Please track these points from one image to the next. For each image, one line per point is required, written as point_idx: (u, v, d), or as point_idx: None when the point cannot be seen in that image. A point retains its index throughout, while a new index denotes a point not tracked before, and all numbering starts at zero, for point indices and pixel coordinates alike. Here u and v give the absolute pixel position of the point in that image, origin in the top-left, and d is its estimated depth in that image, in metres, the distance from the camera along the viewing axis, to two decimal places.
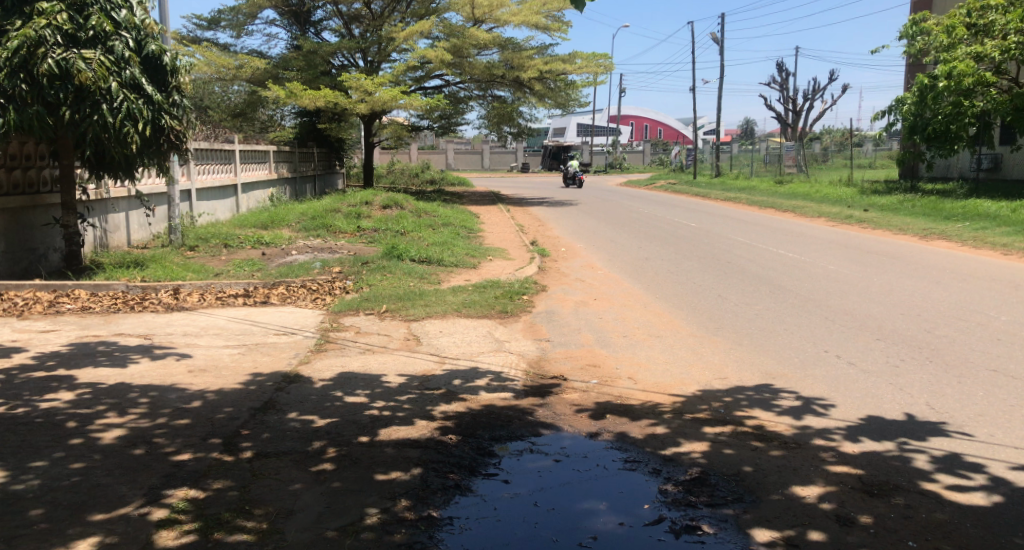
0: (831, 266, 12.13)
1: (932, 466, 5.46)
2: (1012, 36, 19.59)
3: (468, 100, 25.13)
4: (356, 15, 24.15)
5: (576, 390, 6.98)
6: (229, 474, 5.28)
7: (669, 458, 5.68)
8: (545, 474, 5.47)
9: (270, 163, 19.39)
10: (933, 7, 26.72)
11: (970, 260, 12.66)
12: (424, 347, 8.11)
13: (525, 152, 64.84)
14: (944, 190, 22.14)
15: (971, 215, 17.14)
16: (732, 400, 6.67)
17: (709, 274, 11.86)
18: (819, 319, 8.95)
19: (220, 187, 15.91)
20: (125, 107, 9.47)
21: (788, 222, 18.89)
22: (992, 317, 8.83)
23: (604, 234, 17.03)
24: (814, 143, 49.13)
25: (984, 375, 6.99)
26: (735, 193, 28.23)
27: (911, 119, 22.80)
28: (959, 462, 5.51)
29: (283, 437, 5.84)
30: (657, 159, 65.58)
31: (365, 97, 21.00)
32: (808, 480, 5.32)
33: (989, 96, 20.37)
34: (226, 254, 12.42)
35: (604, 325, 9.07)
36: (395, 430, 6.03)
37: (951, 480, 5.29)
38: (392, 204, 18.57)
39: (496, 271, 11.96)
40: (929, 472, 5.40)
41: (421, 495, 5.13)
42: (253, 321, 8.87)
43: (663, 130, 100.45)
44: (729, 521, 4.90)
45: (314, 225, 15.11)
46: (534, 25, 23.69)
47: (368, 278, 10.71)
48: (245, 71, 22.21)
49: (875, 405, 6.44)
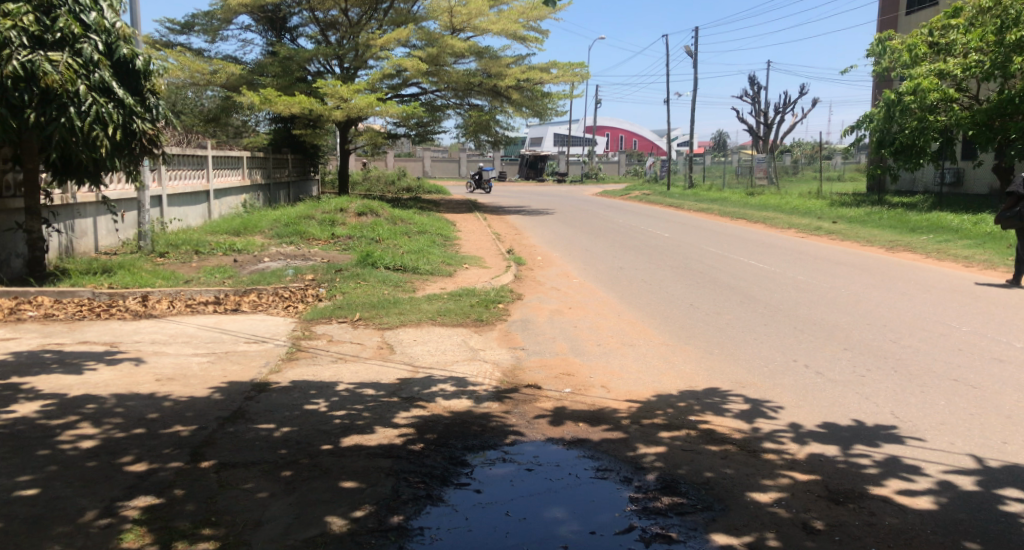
0: (801, 277, 12.23)
1: (880, 470, 5.52)
2: (973, 53, 19.71)
3: (445, 108, 24.96)
4: (333, 22, 23.92)
5: (548, 399, 6.96)
6: (194, 484, 5.21)
7: (638, 466, 5.66)
8: (517, 483, 5.43)
9: (243, 168, 19.19)
10: (898, 26, 27.18)
11: (930, 270, 12.88)
12: (397, 355, 8.08)
13: (502, 159, 64.75)
14: (909, 203, 22.40)
15: (935, 228, 17.33)
16: (686, 405, 6.74)
17: (683, 283, 11.90)
18: (788, 329, 8.98)
19: (192, 193, 15.75)
20: (94, 111, 9.35)
21: (741, 229, 19.79)
22: (953, 327, 8.94)
23: (580, 243, 17.02)
24: (784, 157, 49.63)
25: (944, 385, 7.04)
26: (708, 203, 28.33)
27: (878, 134, 22.99)
28: (898, 465, 5.59)
29: (249, 447, 5.76)
30: (631, 170, 65.74)
31: (341, 103, 20.85)
32: (772, 486, 5.33)
33: (952, 111, 20.59)
34: (196, 260, 12.30)
35: (580, 333, 9.08)
36: (361, 437, 6.00)
37: (899, 484, 5.34)
38: (367, 211, 18.38)
39: (473, 279, 11.94)
40: (878, 476, 5.45)
41: (391, 504, 5.08)
42: (223, 329, 8.76)
43: (638, 141, 101.25)
44: (699, 529, 4.89)
45: (288, 232, 14.97)
46: (511, 35, 23.78)
47: (341, 286, 10.62)
48: (220, 76, 22.03)
49: (837, 413, 6.49)
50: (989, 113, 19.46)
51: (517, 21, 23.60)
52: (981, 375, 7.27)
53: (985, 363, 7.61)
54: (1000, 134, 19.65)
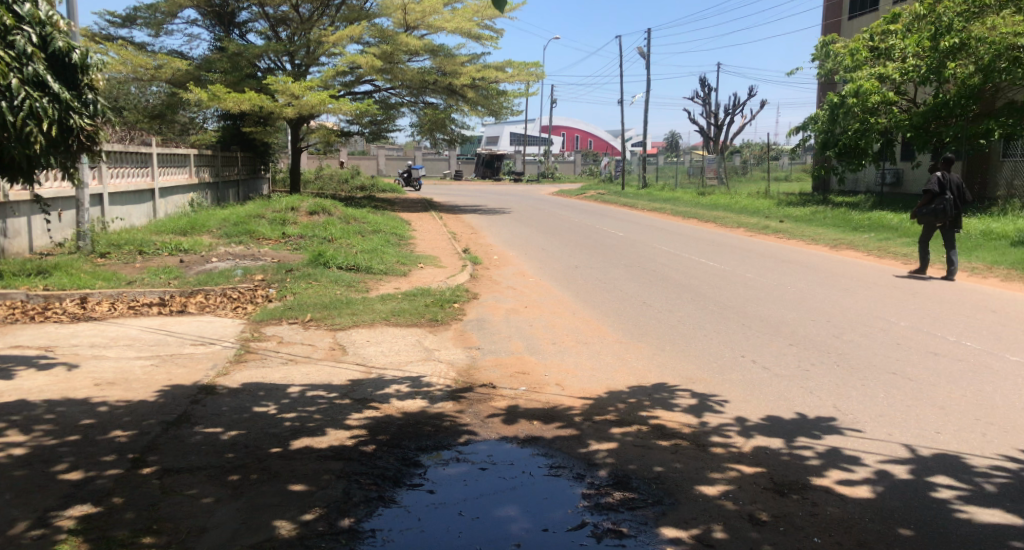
0: (750, 274, 12.34)
1: (821, 461, 5.56)
2: (909, 58, 20.25)
3: (400, 106, 24.75)
4: (283, 17, 23.54)
5: (502, 397, 6.89)
6: (136, 491, 5.05)
7: (591, 462, 5.62)
8: (471, 482, 5.36)
9: (190, 166, 18.82)
10: (842, 31, 27.66)
11: (872, 268, 13.08)
12: (350, 356, 7.94)
13: (457, 157, 64.58)
14: (851, 202, 22.85)
15: (876, 226, 17.64)
16: (637, 401, 6.73)
17: (636, 281, 11.93)
18: (736, 326, 9.03)
19: (135, 191, 15.40)
20: (29, 106, 8.99)
21: (694, 228, 19.95)
22: (892, 322, 9.07)
23: (535, 242, 16.98)
24: (735, 157, 50.28)
25: (883, 378, 7.13)
26: (661, 203, 28.53)
27: (824, 135, 23.37)
28: (839, 455, 5.63)
29: (193, 451, 5.60)
30: (586, 169, 66.03)
31: (293, 100, 20.55)
32: (720, 479, 5.33)
33: (891, 114, 21.01)
34: (139, 261, 12.01)
35: (535, 331, 9.03)
36: (312, 440, 5.87)
37: (839, 475, 5.38)
38: (319, 209, 18.14)
39: (428, 278, 11.83)
40: (819, 467, 5.49)
41: (341, 506, 4.97)
42: (168, 331, 8.54)
43: (593, 140, 101.78)
44: (649, 524, 4.86)
45: (236, 231, 14.70)
46: (466, 33, 23.67)
47: (292, 286, 10.44)
48: (164, 71, 21.61)
49: (781, 406, 6.52)
50: (924, 115, 19.85)
51: (471, 19, 23.52)
52: (917, 368, 7.38)
53: (921, 356, 7.73)
54: (935, 137, 20.07)
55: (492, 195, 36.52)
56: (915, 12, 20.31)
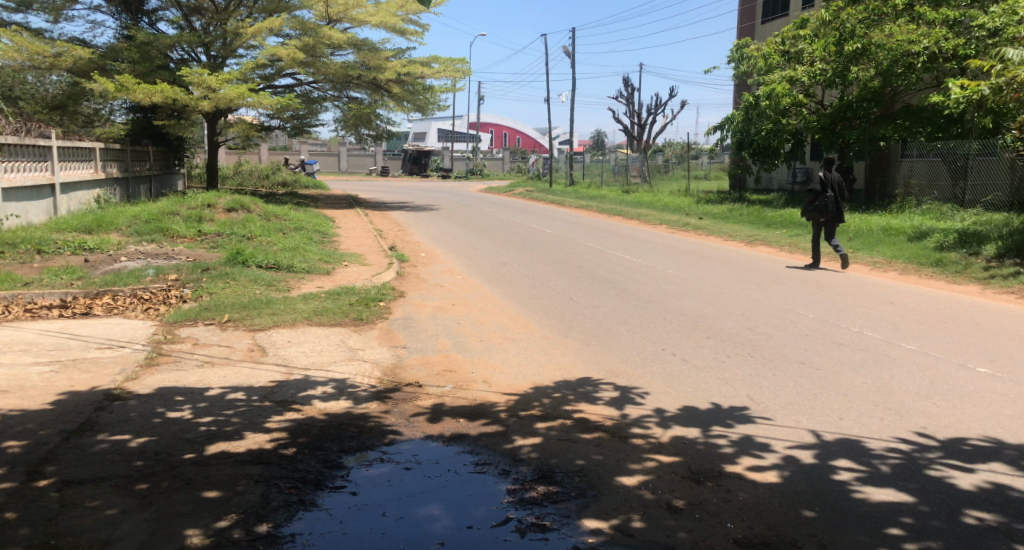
0: (671, 270, 12.42)
1: (733, 449, 5.55)
2: (818, 62, 20.47)
3: (322, 100, 24.25)
4: (197, 7, 22.72)
5: (429, 396, 6.73)
6: (33, 505, 4.73)
7: (516, 458, 5.51)
8: (395, 482, 5.18)
9: (96, 160, 18.06)
10: (755, 34, 28.22)
11: (786, 262, 13.33)
12: (270, 357, 7.67)
13: (383, 154, 63.87)
14: (766, 199, 23.36)
15: (788, 222, 18.00)
16: (562, 395, 6.65)
17: (562, 278, 11.89)
18: (656, 320, 9.05)
19: (33, 187, 14.69)
20: None
21: (618, 225, 20.08)
22: (802, 314, 9.21)
23: (462, 239, 16.81)
24: (657, 154, 50.99)
25: (793, 367, 7.21)
26: (587, 201, 28.64)
27: (740, 134, 23.80)
28: (752, 443, 5.64)
29: (98, 460, 5.29)
30: (513, 167, 66.07)
31: (209, 93, 19.92)
32: (639, 470, 5.28)
33: (801, 115, 21.46)
34: (39, 260, 11.43)
35: (462, 329, 8.89)
36: (228, 444, 5.62)
37: (750, 461, 5.38)
38: (237, 207, 17.62)
39: (352, 277, 11.57)
40: (732, 454, 5.48)
41: (259, 512, 4.75)
42: (70, 335, 8.11)
43: (520, 137, 101.96)
44: (572, 516, 4.77)
45: (148, 229, 14.15)
46: (390, 28, 23.34)
47: (208, 286, 10.06)
48: (65, 59, 20.74)
49: (697, 397, 6.53)
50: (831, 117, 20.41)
51: (396, 13, 23.21)
52: (825, 357, 7.49)
53: (829, 346, 7.85)
54: (841, 138, 20.61)
55: (417, 192, 36.16)
56: (821, 18, 20.67)
